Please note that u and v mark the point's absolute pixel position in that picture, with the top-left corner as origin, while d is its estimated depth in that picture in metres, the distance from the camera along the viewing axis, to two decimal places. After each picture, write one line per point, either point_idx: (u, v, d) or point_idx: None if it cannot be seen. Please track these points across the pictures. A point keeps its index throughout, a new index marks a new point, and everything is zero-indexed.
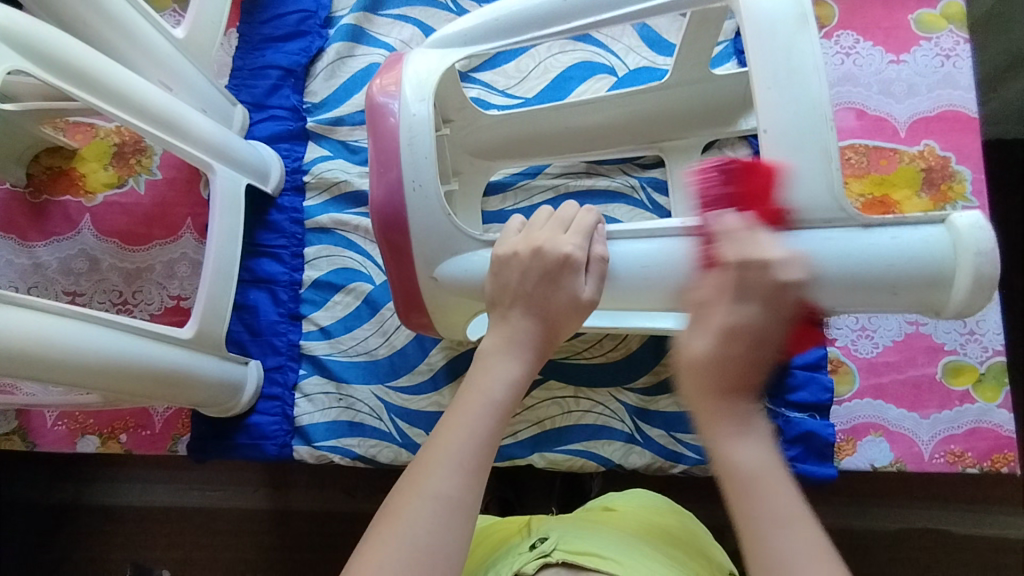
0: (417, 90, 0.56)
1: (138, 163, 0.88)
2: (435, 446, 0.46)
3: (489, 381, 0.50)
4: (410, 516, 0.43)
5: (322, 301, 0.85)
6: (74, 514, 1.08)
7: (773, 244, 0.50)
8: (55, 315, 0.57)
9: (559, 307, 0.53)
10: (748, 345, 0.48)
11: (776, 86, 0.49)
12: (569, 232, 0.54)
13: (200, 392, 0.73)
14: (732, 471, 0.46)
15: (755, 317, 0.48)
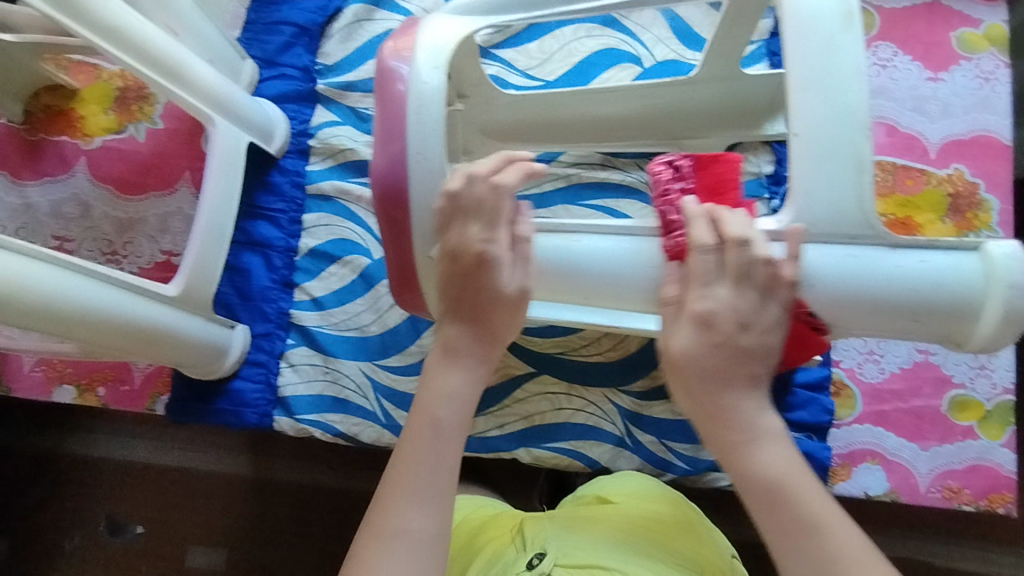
0: (429, 57, 0.52)
1: (139, 110, 0.85)
2: (395, 481, 0.50)
3: (433, 403, 0.53)
4: (384, 559, 0.47)
5: (317, 271, 0.82)
6: (50, 462, 1.06)
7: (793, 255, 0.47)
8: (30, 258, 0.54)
9: (479, 294, 0.52)
10: (728, 331, 0.47)
11: (810, 87, 0.45)
12: (480, 223, 0.51)
13: (182, 351, 0.70)
14: (757, 486, 0.47)
15: (737, 300, 0.47)
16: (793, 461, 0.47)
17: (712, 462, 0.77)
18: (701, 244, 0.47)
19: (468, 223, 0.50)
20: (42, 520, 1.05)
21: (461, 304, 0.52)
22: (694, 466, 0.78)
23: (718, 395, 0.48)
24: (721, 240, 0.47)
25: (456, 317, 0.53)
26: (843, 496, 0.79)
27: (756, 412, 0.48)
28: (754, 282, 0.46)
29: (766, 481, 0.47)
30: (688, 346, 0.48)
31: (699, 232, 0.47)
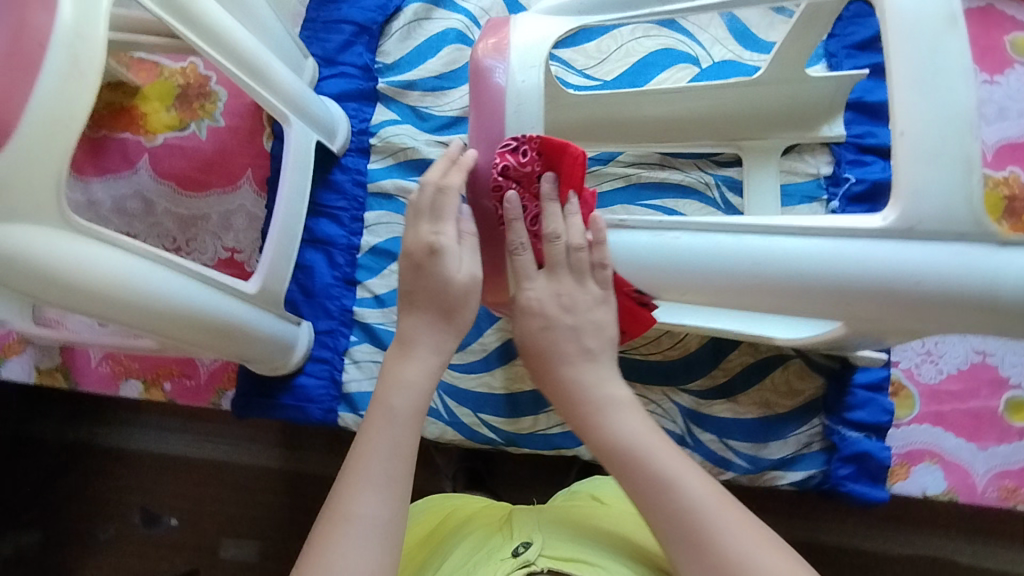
0: (525, 56, 0.53)
1: (201, 108, 0.86)
2: (355, 466, 0.50)
3: (392, 390, 0.52)
4: (337, 544, 0.46)
5: (379, 269, 0.83)
6: (86, 454, 1.07)
7: (892, 252, 0.47)
8: (155, 262, 0.50)
9: (430, 288, 0.53)
10: (554, 316, 0.53)
11: (918, 86, 0.45)
12: (430, 221, 0.53)
13: (257, 348, 0.70)
14: (617, 452, 0.50)
15: (556, 287, 0.53)
16: (647, 430, 0.51)
17: (773, 461, 0.79)
18: (520, 244, 0.52)
19: (422, 223, 0.53)
20: (75, 511, 1.05)
21: (417, 296, 0.53)
22: (755, 465, 0.79)
23: (556, 369, 0.53)
24: (538, 237, 0.52)
25: (410, 306, 0.54)
26: (901, 495, 0.79)
27: (598, 383, 0.52)
28: (571, 268, 0.52)
29: (630, 451, 0.49)
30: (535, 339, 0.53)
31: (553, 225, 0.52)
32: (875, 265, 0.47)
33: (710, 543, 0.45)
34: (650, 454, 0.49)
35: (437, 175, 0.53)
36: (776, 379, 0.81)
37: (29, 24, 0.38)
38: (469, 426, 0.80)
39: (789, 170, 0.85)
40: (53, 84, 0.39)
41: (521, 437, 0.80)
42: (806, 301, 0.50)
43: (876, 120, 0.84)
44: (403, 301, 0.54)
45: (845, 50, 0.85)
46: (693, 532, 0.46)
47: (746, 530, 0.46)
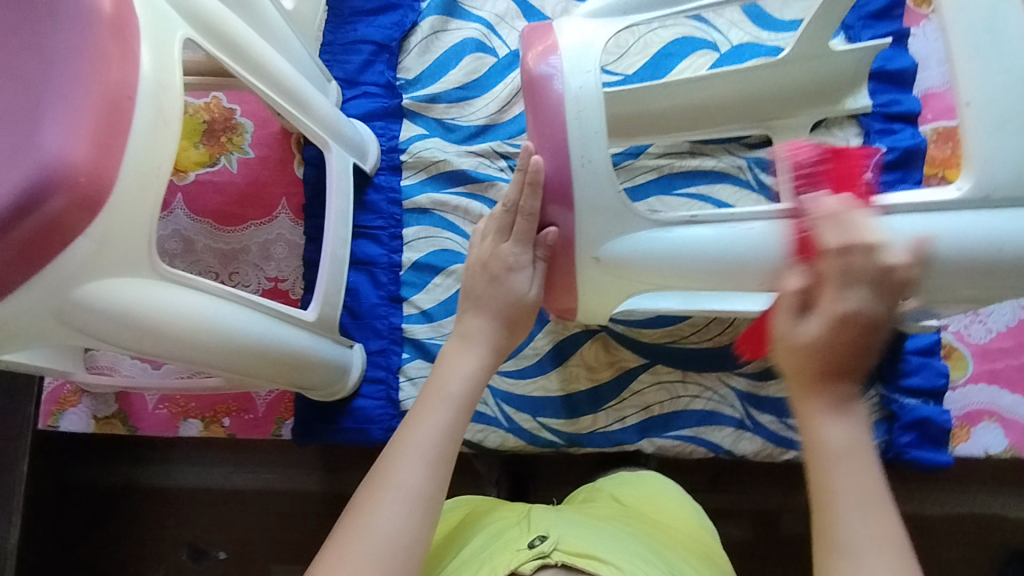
0: (578, 63, 0.54)
1: (229, 141, 0.86)
2: (402, 443, 0.52)
3: (450, 377, 0.56)
4: (375, 509, 0.48)
5: (422, 284, 0.83)
6: (128, 495, 1.05)
7: (973, 223, 0.49)
8: (223, 299, 0.50)
9: (503, 299, 0.58)
10: (859, 330, 0.42)
11: (978, 56, 0.47)
12: (510, 241, 0.58)
13: (319, 374, 0.70)
14: (820, 451, 0.42)
15: (871, 303, 0.42)
16: (858, 446, 0.42)
17: None
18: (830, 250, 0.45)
19: (502, 241, 0.59)
20: (124, 553, 1.04)
21: (483, 301, 0.58)
22: None
23: (828, 374, 0.43)
24: (846, 245, 0.44)
25: (478, 309, 0.58)
26: (963, 456, 0.80)
27: (847, 390, 0.43)
28: (874, 280, 0.43)
29: (828, 452, 0.42)
30: (805, 338, 0.43)
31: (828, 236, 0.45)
32: (963, 239, 0.49)
33: (848, 559, 0.39)
34: (843, 463, 0.42)
35: (514, 196, 0.56)
36: None
37: (119, 76, 0.37)
38: (529, 431, 0.80)
39: (819, 146, 0.85)
40: (143, 136, 0.38)
41: (583, 437, 0.80)
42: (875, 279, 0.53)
43: (899, 88, 0.85)
44: (470, 305, 0.59)
45: (862, 21, 0.86)
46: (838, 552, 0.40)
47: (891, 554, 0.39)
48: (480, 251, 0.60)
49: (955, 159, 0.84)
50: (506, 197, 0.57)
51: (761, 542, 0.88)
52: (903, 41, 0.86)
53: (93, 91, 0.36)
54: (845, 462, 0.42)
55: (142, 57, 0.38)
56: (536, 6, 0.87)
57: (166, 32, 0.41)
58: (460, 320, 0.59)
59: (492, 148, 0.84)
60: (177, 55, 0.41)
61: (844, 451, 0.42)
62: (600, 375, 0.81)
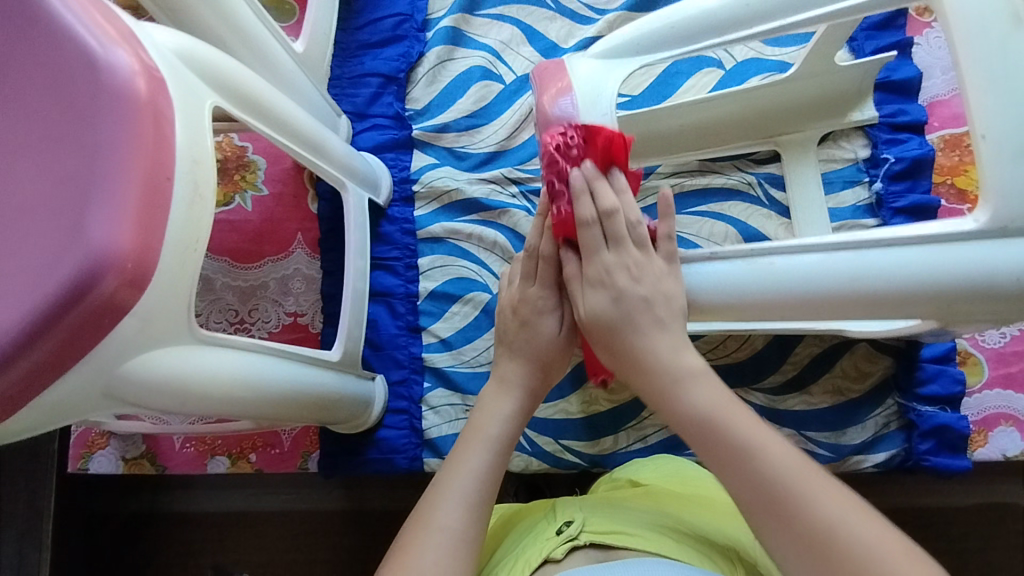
0: (594, 104, 0.54)
1: (242, 179, 0.87)
2: (442, 486, 0.53)
3: (489, 419, 0.58)
4: (419, 550, 0.49)
5: (441, 313, 0.84)
6: (150, 522, 1.05)
7: (995, 254, 0.47)
8: (255, 357, 0.51)
9: (536, 344, 0.60)
10: (625, 289, 0.53)
11: (991, 88, 0.47)
12: (536, 285, 0.60)
13: (344, 410, 0.71)
14: (687, 422, 0.48)
15: (624, 261, 0.54)
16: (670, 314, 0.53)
17: (855, 446, 0.80)
18: (585, 222, 0.54)
19: (529, 284, 0.61)
20: None
21: (515, 344, 0.61)
22: (838, 452, 0.80)
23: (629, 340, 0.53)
24: (599, 214, 0.54)
25: (510, 351, 0.61)
26: (981, 461, 0.81)
27: (671, 354, 0.51)
28: (634, 242, 0.55)
29: (665, 369, 0.51)
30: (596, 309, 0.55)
31: (584, 210, 0.54)
32: (982, 265, 0.48)
33: (751, 460, 0.44)
34: (725, 421, 0.47)
35: (534, 241, 0.60)
36: (844, 366, 0.82)
37: (154, 160, 0.37)
38: (552, 454, 0.81)
39: (829, 159, 0.86)
40: (181, 216, 0.39)
41: (605, 458, 0.81)
42: (906, 306, 0.50)
43: (905, 97, 0.86)
44: (504, 350, 0.62)
45: (865, 33, 0.87)
46: (760, 489, 0.43)
47: (819, 482, 0.42)
48: (511, 296, 0.63)
49: (963, 166, 0.85)
50: (529, 242, 0.60)
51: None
52: (907, 51, 0.87)
53: (133, 175, 0.36)
54: (741, 447, 0.45)
55: (176, 136, 0.39)
56: (541, 32, 0.89)
57: (195, 109, 0.42)
58: (498, 364, 0.61)
59: (503, 174, 0.85)
60: (206, 131, 0.42)
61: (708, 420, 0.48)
62: (619, 396, 0.82)
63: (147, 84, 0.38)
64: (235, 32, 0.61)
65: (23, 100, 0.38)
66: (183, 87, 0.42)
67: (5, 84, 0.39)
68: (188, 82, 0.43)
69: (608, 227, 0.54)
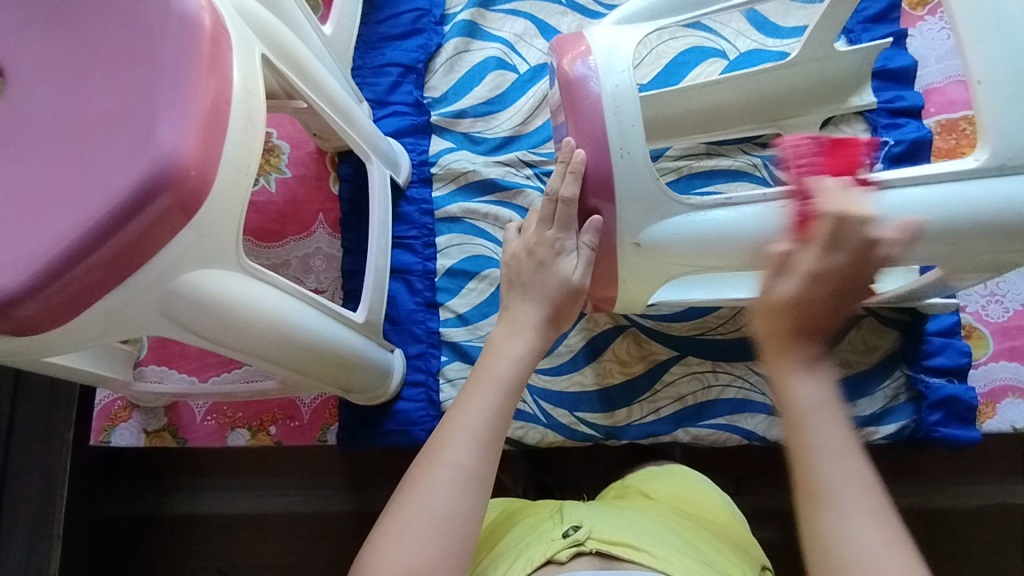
0: (611, 65, 0.57)
1: (267, 163, 0.91)
2: (452, 422, 0.53)
3: (500, 360, 0.57)
4: (428, 485, 0.49)
5: (457, 289, 0.86)
6: (155, 527, 1.05)
7: (995, 189, 0.51)
8: (292, 297, 0.52)
9: (551, 283, 0.61)
10: (808, 287, 0.48)
11: (985, 40, 0.51)
12: (553, 228, 0.61)
13: (365, 375, 0.73)
14: (791, 406, 0.46)
15: (826, 259, 0.48)
16: (830, 403, 0.45)
17: (864, 418, 0.82)
18: (825, 213, 0.49)
19: (546, 227, 0.62)
20: None
21: (528, 286, 0.61)
22: None
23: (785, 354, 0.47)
24: (842, 209, 0.48)
25: (524, 296, 0.61)
26: (991, 433, 0.82)
27: (805, 365, 0.47)
28: (837, 238, 0.48)
29: (831, 500, 0.42)
30: (793, 292, 0.48)
31: (828, 199, 0.50)
32: (977, 206, 0.51)
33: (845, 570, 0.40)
34: (817, 417, 0.45)
35: (555, 184, 0.59)
36: (853, 339, 0.84)
37: (217, 83, 0.40)
38: (568, 426, 0.82)
39: None
40: (237, 138, 0.42)
41: (619, 430, 0.82)
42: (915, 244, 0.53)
43: (901, 84, 0.90)
44: (516, 291, 0.62)
45: (861, 25, 0.92)
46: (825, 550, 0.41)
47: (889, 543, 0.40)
48: (526, 240, 0.63)
49: (960, 148, 0.89)
50: (549, 187, 0.60)
51: (791, 548, 0.90)
52: (902, 41, 0.91)
53: (198, 93, 0.39)
54: (836, 442, 0.44)
55: (233, 68, 0.42)
56: (553, 25, 0.94)
57: (248, 50, 0.45)
58: (508, 308, 0.61)
59: (518, 157, 0.89)
60: (256, 69, 0.45)
61: (813, 409, 0.45)
62: (632, 369, 0.84)
63: (212, 18, 0.41)
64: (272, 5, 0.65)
65: (93, 33, 0.42)
66: (238, 29, 0.45)
67: (77, 19, 0.42)
68: (241, 26, 0.46)
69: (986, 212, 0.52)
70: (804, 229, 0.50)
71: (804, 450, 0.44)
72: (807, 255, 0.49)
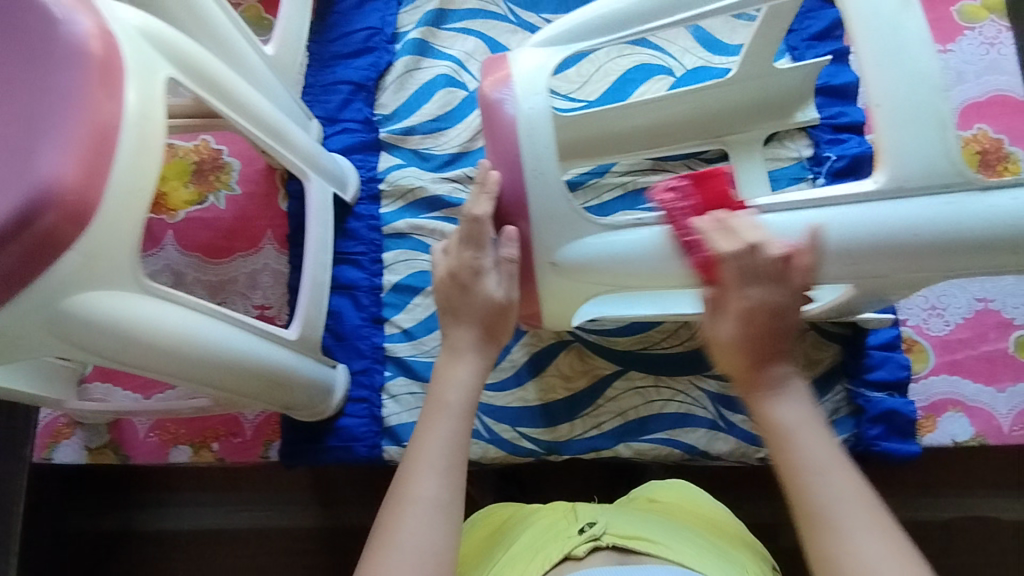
0: (529, 88, 0.58)
1: (217, 180, 0.91)
2: (415, 455, 0.54)
3: (445, 388, 0.58)
4: (399, 524, 0.50)
5: (403, 304, 0.87)
6: (125, 540, 1.04)
7: (889, 213, 0.52)
8: (215, 319, 0.53)
9: (473, 305, 0.61)
10: (768, 321, 0.50)
11: (884, 61, 0.51)
12: (470, 247, 0.61)
13: (302, 394, 0.73)
14: (773, 426, 0.49)
15: (767, 293, 0.50)
16: (812, 420, 0.49)
17: None
18: (726, 253, 0.51)
19: (465, 249, 0.61)
20: None
21: (459, 313, 0.61)
22: None
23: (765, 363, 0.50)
24: (745, 245, 0.51)
25: (456, 320, 0.61)
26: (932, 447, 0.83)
27: (783, 389, 0.50)
28: (771, 270, 0.50)
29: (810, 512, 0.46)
30: (731, 333, 0.52)
31: (722, 244, 0.51)
32: (877, 225, 0.52)
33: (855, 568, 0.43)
34: (800, 433, 0.48)
35: (471, 203, 0.60)
36: (795, 353, 0.84)
37: (104, 109, 0.43)
38: (510, 441, 0.82)
39: (774, 158, 0.91)
40: (127, 161, 0.44)
41: (561, 445, 0.82)
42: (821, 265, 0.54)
43: (846, 100, 0.91)
44: (450, 319, 0.61)
45: (805, 43, 0.93)
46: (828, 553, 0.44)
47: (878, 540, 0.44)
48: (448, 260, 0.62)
49: None
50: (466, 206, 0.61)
51: None
52: (845, 58, 0.93)
53: (85, 120, 0.42)
54: (811, 445, 0.48)
55: (126, 93, 0.45)
56: (502, 44, 0.95)
57: (150, 72, 0.47)
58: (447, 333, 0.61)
59: (465, 174, 0.90)
60: (158, 92, 0.47)
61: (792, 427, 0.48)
62: (575, 384, 0.84)
63: (101, 44, 0.44)
64: (200, 25, 0.69)
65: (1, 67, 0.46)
66: (138, 55, 0.47)
67: None
68: (143, 51, 0.48)
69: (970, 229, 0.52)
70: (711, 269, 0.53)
71: (792, 472, 0.47)
72: (733, 293, 0.51)
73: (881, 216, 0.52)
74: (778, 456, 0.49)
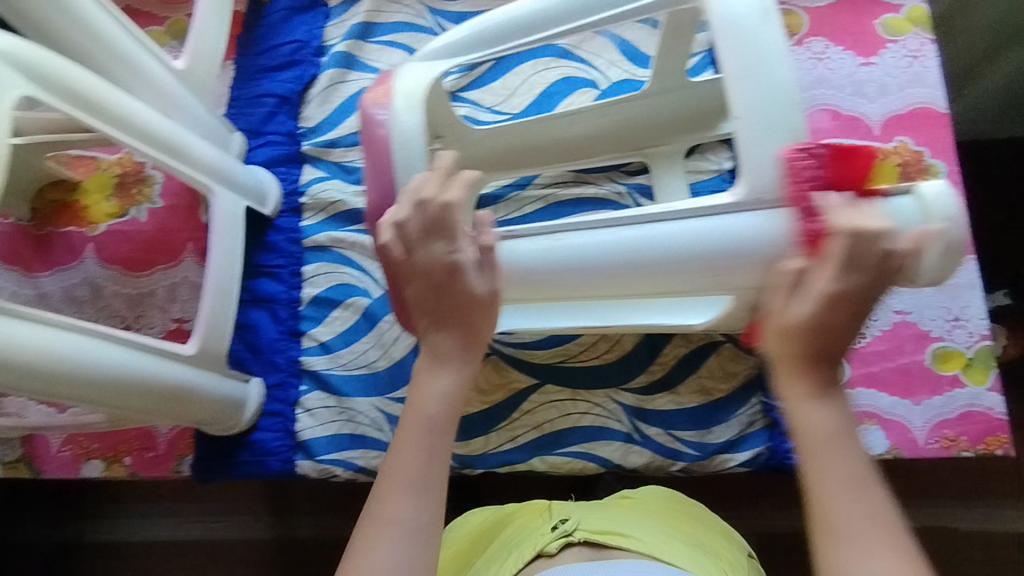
0: (405, 103, 0.59)
1: (139, 193, 0.91)
2: (390, 472, 0.51)
3: (426, 398, 0.53)
4: (376, 550, 0.48)
5: (322, 317, 0.86)
6: (77, 553, 1.03)
7: (745, 224, 0.54)
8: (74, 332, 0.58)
9: (455, 300, 0.54)
10: (854, 302, 0.47)
11: (746, 77, 0.52)
12: (426, 234, 0.53)
13: (206, 409, 0.73)
14: (808, 433, 0.48)
15: (851, 279, 0.47)
16: (842, 428, 0.48)
17: (720, 444, 0.81)
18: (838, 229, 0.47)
19: (421, 233, 0.54)
20: None
21: (443, 312, 0.54)
22: (703, 450, 0.82)
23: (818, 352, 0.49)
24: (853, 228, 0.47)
25: (438, 324, 0.55)
26: None
27: (812, 391, 0.49)
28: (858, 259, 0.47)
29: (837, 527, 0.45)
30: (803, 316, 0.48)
31: (842, 218, 0.48)
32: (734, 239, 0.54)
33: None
34: (831, 445, 0.48)
35: (436, 190, 0.53)
36: (710, 366, 0.83)
37: None
38: None
39: (694, 170, 0.91)
40: None
41: (475, 458, 0.83)
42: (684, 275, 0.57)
43: None
44: (431, 317, 0.55)
45: None
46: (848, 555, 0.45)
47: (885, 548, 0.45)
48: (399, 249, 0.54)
49: None
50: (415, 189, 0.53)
51: None
52: None
53: None
54: (834, 445, 0.48)
55: None
56: None
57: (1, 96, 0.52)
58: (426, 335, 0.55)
59: None
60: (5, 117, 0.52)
61: (828, 434, 0.48)
62: (492, 397, 0.84)
63: None
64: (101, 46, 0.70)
65: None
66: None
67: None
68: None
69: (895, 246, 0.47)
70: (817, 255, 0.49)
71: (811, 484, 0.47)
72: (820, 273, 0.48)
73: (844, 217, 0.47)
74: (806, 462, 0.48)
